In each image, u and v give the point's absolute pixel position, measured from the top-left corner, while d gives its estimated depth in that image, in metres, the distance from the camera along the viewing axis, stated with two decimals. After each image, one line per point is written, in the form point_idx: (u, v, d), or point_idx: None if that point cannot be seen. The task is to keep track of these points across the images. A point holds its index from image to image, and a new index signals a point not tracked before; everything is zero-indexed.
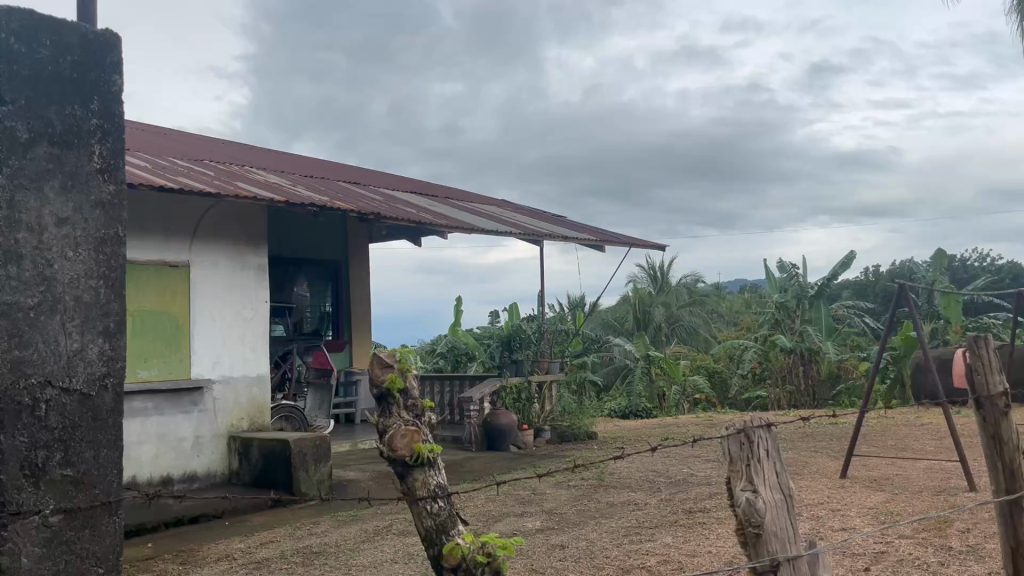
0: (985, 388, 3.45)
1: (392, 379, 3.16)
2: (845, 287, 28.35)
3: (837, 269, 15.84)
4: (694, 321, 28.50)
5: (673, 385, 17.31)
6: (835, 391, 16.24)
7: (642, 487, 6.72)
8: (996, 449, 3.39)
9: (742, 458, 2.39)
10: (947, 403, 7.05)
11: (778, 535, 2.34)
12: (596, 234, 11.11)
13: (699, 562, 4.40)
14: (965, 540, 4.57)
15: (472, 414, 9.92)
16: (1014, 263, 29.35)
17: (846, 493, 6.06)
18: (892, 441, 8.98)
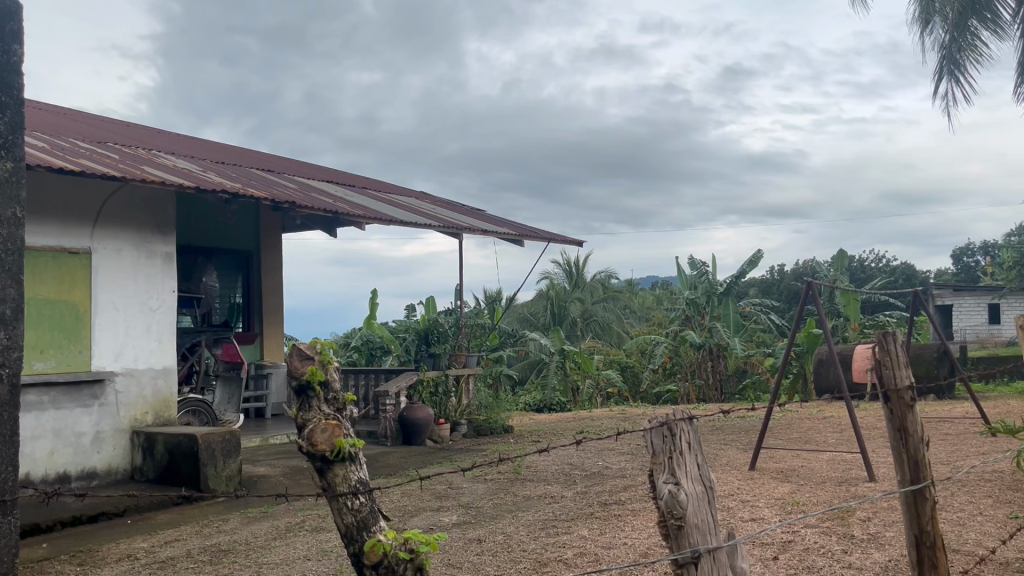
0: (892, 382, 3.48)
1: (312, 371, 3.08)
2: (752, 285, 29.32)
3: (745, 267, 16.32)
4: (607, 316, 28.97)
5: (586, 379, 17.52)
6: (742, 385, 16.74)
7: (558, 480, 6.76)
8: (902, 440, 3.42)
9: (664, 452, 2.41)
10: (849, 398, 7.31)
11: (699, 526, 2.36)
12: (515, 228, 11.11)
13: (615, 554, 4.43)
14: (867, 529, 4.75)
15: (388, 408, 9.80)
16: (907, 264, 30.94)
17: (755, 484, 6.25)
18: (796, 433, 9.31)
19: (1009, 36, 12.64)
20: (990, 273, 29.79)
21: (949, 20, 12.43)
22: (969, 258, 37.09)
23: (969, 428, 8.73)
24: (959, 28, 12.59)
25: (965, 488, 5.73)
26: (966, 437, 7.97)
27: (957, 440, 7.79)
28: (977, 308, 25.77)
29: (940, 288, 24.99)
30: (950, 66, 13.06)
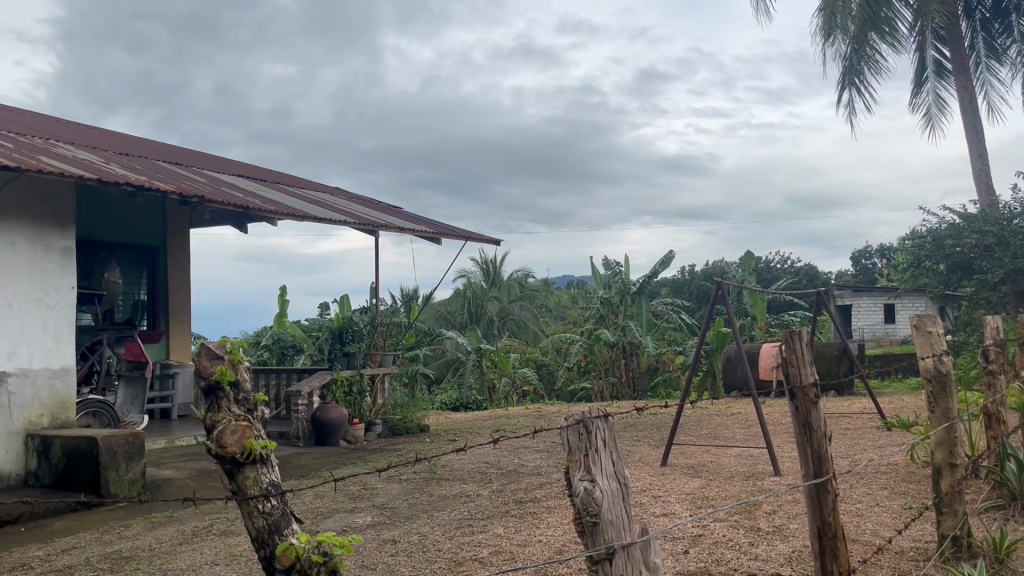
0: (798, 379, 3.47)
1: (221, 371, 2.98)
2: (665, 285, 30.00)
3: (658, 267, 16.67)
4: (524, 315, 29.15)
5: (503, 377, 17.59)
6: (654, 382, 17.08)
7: (474, 479, 6.76)
8: (806, 436, 3.38)
9: (580, 449, 2.43)
10: (756, 395, 7.52)
11: (613, 523, 2.38)
12: (432, 226, 11.03)
13: (530, 552, 4.45)
14: (772, 521, 4.92)
15: (300, 408, 9.61)
16: (809, 266, 32.19)
17: (667, 480, 6.40)
18: (706, 429, 9.55)
19: (905, 50, 13.29)
20: (886, 275, 31.26)
21: (850, 34, 13.01)
22: (867, 260, 38.83)
23: (867, 423, 9.14)
24: (859, 40, 13.19)
25: (863, 481, 5.99)
26: (864, 431, 8.33)
27: (854, 435, 8.14)
28: (874, 308, 27.01)
29: (840, 289, 26.07)
30: (851, 76, 13.74)
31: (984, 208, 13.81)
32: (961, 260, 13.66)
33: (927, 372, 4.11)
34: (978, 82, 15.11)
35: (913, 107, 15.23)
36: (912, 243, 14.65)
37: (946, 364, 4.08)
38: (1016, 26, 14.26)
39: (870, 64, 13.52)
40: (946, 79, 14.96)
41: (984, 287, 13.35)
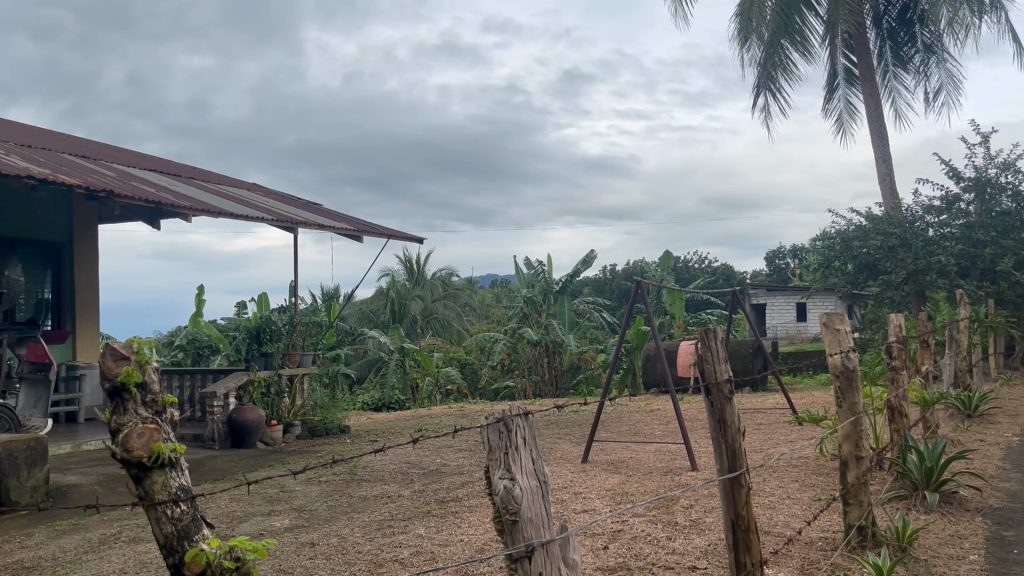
0: (713, 377, 3.36)
1: (128, 372, 2.87)
2: (587, 284, 30.40)
3: (580, 267, 16.86)
4: (447, 314, 29.09)
5: (426, 376, 17.46)
6: (575, 380, 17.28)
7: (396, 479, 6.69)
8: (720, 432, 3.32)
9: (500, 447, 2.40)
10: (675, 392, 7.66)
11: (533, 521, 2.38)
12: (354, 224, 10.87)
13: (452, 551, 4.44)
14: (689, 515, 5.02)
15: (215, 410, 9.38)
16: (725, 266, 33.10)
17: (587, 477, 6.46)
18: (627, 426, 9.71)
19: (815, 57, 13.76)
20: (798, 274, 32.32)
21: (764, 39, 13.36)
22: (781, 260, 40.05)
23: (779, 418, 9.44)
24: (773, 46, 13.56)
25: (776, 474, 6.18)
26: (776, 426, 8.59)
27: (768, 430, 8.38)
28: (787, 307, 27.87)
29: (754, 289, 26.83)
30: (766, 81, 14.12)
31: (889, 210, 14.41)
32: (867, 260, 14.21)
33: (835, 369, 4.26)
34: (886, 89, 15.74)
35: (825, 113, 15.79)
36: (822, 244, 15.17)
37: (853, 360, 4.24)
38: (920, 36, 14.96)
39: (783, 70, 13.92)
40: (855, 86, 15.56)
41: (888, 287, 13.92)
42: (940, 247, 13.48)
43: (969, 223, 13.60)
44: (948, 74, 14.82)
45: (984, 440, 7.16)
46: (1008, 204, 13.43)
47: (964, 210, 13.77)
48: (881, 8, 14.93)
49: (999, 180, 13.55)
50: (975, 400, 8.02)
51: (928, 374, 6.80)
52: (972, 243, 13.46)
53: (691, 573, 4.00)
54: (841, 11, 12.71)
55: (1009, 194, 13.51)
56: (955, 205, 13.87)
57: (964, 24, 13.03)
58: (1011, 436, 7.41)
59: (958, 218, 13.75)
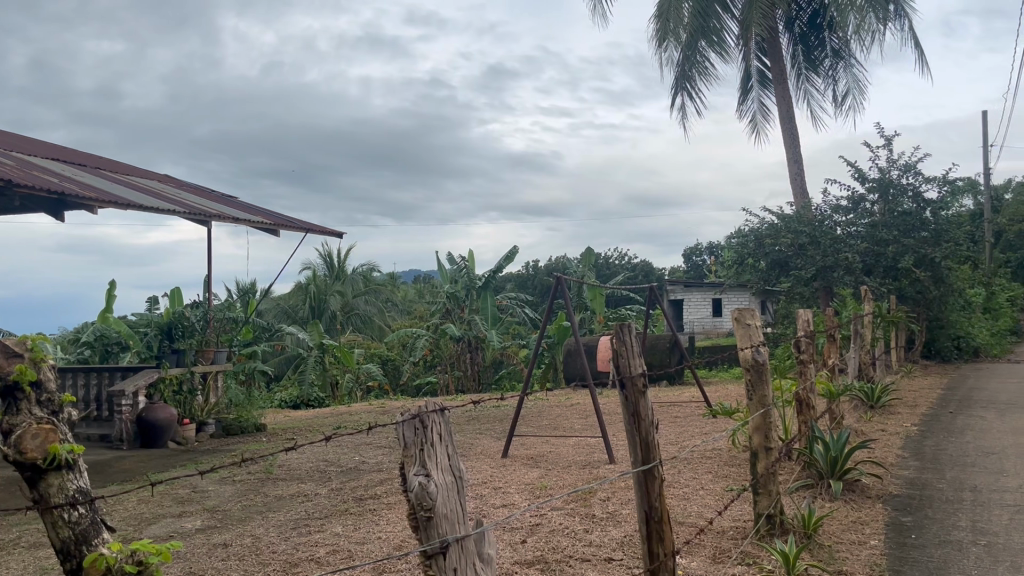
0: (627, 371, 3.37)
1: (21, 370, 2.73)
2: (509, 280, 30.58)
3: (503, 262, 16.91)
4: (368, 310, 28.83)
5: (346, 373, 17.43)
6: (498, 376, 17.38)
7: (312, 478, 6.59)
8: (636, 424, 3.34)
9: (415, 443, 2.38)
10: (593, 387, 7.76)
11: (448, 516, 2.36)
12: (270, 217, 10.64)
13: (369, 549, 4.40)
14: (606, 508, 5.10)
15: (123, 409, 9.08)
16: (644, 263, 33.76)
17: (507, 471, 6.49)
18: (547, 420, 9.80)
19: (731, 59, 14.11)
20: (714, 270, 33.17)
21: (682, 41, 13.63)
22: (698, 257, 41.01)
23: (694, 411, 9.66)
24: (690, 47, 13.85)
25: (690, 465, 6.33)
26: (691, 419, 8.80)
27: (683, 423, 8.58)
28: (703, 303, 28.54)
29: (672, 284, 27.39)
30: (683, 82, 14.42)
31: (799, 210, 14.91)
32: (779, 257, 14.65)
33: (746, 363, 4.42)
34: (797, 91, 16.28)
35: (740, 113, 16.21)
36: (737, 241, 15.51)
37: (762, 354, 4.41)
38: (829, 41, 15.53)
39: (700, 70, 14.23)
40: (768, 88, 16.05)
41: (798, 283, 14.40)
42: (847, 245, 14.00)
43: (873, 223, 14.20)
44: (854, 79, 15.43)
45: (885, 430, 7.48)
46: (909, 205, 14.01)
47: (869, 210, 14.37)
48: (792, 12, 15.43)
49: (900, 182, 14.11)
50: (877, 392, 8.36)
51: (834, 367, 7.06)
52: (876, 241, 14.03)
53: (607, 564, 4.07)
54: (755, 15, 13.07)
55: (910, 195, 14.09)
56: (860, 205, 14.45)
57: (870, 31, 13.55)
58: (910, 426, 7.76)
59: (863, 217, 14.38)
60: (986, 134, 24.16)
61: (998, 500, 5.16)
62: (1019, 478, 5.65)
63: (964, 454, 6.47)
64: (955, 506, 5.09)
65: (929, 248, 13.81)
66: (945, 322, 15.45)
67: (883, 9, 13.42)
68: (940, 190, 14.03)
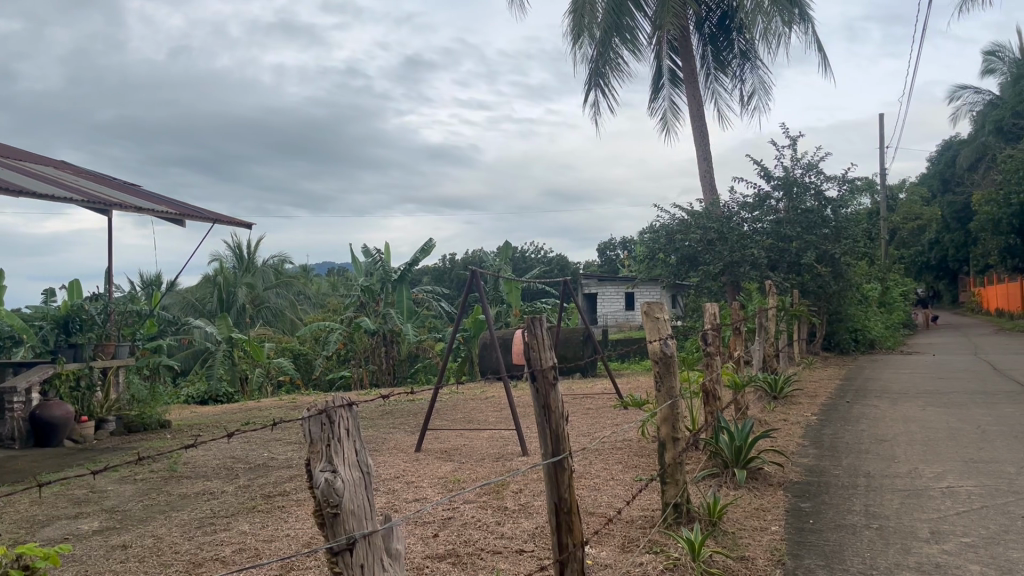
0: (538, 363, 3.38)
1: None
2: (425, 273, 30.46)
3: (419, 255, 16.80)
4: (279, 303, 28.23)
5: (256, 368, 17.00)
6: (413, 369, 17.26)
7: (218, 475, 6.41)
8: (545, 416, 3.35)
9: (322, 439, 2.32)
10: (507, 380, 7.79)
11: (355, 513, 2.33)
12: (176, 206, 10.28)
13: (276, 547, 4.31)
14: (519, 500, 5.14)
15: (15, 406, 8.63)
16: (560, 257, 34.12)
17: (420, 465, 6.45)
18: (462, 413, 9.79)
19: (643, 57, 14.32)
20: (628, 264, 33.79)
21: (596, 37, 13.80)
22: (612, 251, 41.65)
23: (606, 403, 9.81)
24: (604, 44, 14.03)
25: (601, 456, 6.43)
26: (603, 410, 8.95)
27: (595, 414, 8.71)
28: (617, 297, 29.01)
29: (586, 278, 27.76)
30: (597, 79, 14.61)
31: (708, 206, 15.26)
32: (690, 251, 14.84)
33: (655, 355, 4.55)
34: (707, 91, 16.68)
35: (651, 111, 16.50)
36: (648, 235, 15.68)
37: (670, 347, 4.54)
38: (737, 42, 15.97)
39: (614, 67, 14.43)
40: (678, 87, 16.37)
41: (706, 278, 14.80)
42: (753, 241, 14.46)
43: (778, 219, 14.64)
44: (760, 80, 15.91)
45: (787, 420, 7.77)
46: (811, 203, 14.55)
47: (774, 207, 14.82)
48: (703, 13, 15.77)
49: (803, 180, 14.67)
50: (780, 383, 8.67)
51: (739, 358, 7.28)
52: (780, 237, 14.53)
53: (519, 556, 4.10)
54: (667, 15, 13.29)
55: (812, 193, 14.64)
56: (766, 203, 14.90)
57: (776, 34, 13.97)
58: (810, 415, 8.08)
59: (769, 214, 14.78)
60: (882, 135, 25.31)
61: (889, 485, 5.43)
62: (909, 464, 5.97)
63: (859, 442, 6.78)
64: (850, 491, 5.33)
65: (829, 245, 14.44)
66: (844, 315, 16.13)
67: (789, 13, 13.85)
68: (840, 189, 14.65)
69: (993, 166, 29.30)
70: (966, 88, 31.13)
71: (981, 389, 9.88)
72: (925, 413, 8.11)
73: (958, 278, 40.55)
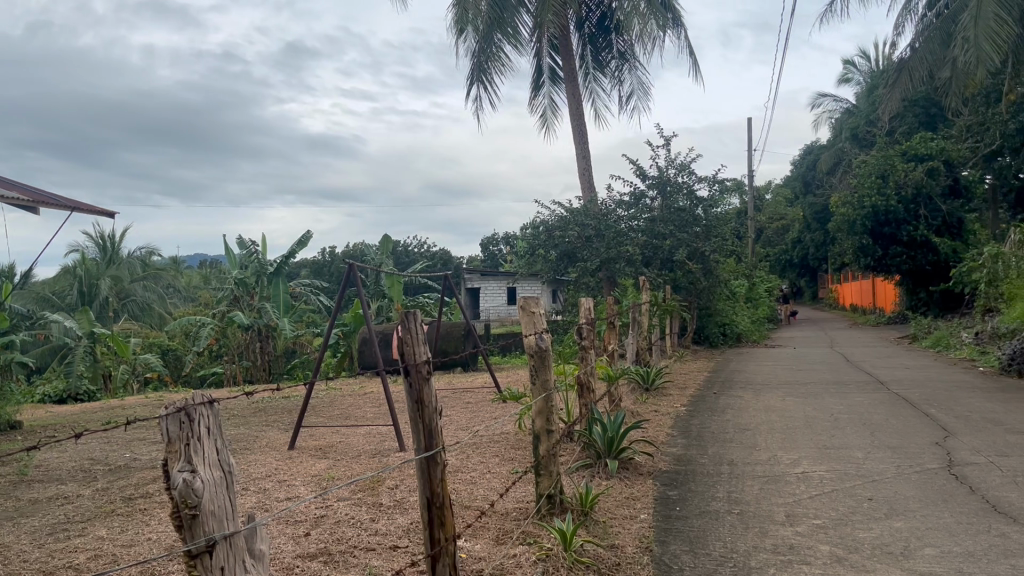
0: (412, 358, 3.35)
1: None
2: (303, 266, 29.81)
3: (296, 247, 16.38)
4: (146, 297, 26.98)
5: (120, 364, 16.15)
6: (290, 365, 16.97)
7: (74, 478, 6.05)
8: (418, 410, 3.33)
9: (181, 438, 2.22)
10: (384, 376, 7.70)
11: (215, 513, 2.25)
12: (29, 193, 9.61)
13: (136, 552, 4.12)
14: (394, 496, 5.09)
15: None
16: (442, 252, 34.10)
17: (294, 463, 6.30)
18: (337, 410, 9.61)
19: (525, 52, 14.43)
20: (509, 261, 34.06)
21: (479, 30, 13.81)
22: (494, 247, 41.89)
23: (484, 396, 9.86)
24: (487, 39, 14.07)
25: (478, 450, 6.46)
26: (481, 404, 9.00)
27: (474, 408, 8.75)
28: (498, 291, 29.20)
29: (468, 272, 27.85)
30: (479, 72, 14.67)
31: (587, 202, 15.55)
32: (568, 248, 15.19)
33: (530, 349, 4.61)
34: (585, 89, 16.98)
35: (531, 108, 16.67)
36: (529, 231, 15.86)
37: (545, 341, 4.62)
38: (616, 43, 16.35)
39: (496, 62, 14.49)
40: (558, 85, 16.62)
41: (585, 273, 15.10)
42: (628, 239, 14.87)
43: (652, 217, 15.10)
44: (638, 81, 16.34)
45: (657, 411, 8.05)
46: (684, 202, 15.11)
47: (649, 205, 15.30)
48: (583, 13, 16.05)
49: (676, 180, 15.19)
50: (652, 375, 8.98)
51: (613, 352, 7.47)
52: (654, 235, 15.02)
53: (392, 552, 4.06)
54: (547, 13, 13.44)
55: (685, 193, 15.20)
56: (641, 201, 15.35)
57: (651, 37, 14.39)
58: (679, 406, 8.40)
59: (644, 212, 15.27)
60: (750, 138, 26.50)
61: (750, 472, 5.71)
62: (769, 451, 6.30)
63: (724, 431, 7.09)
64: (715, 478, 5.57)
65: (699, 243, 15.03)
66: (713, 310, 16.84)
67: (663, 17, 14.27)
68: (710, 189, 15.26)
69: (848, 170, 31.26)
70: (826, 96, 33.03)
71: (834, 379, 10.53)
72: (785, 402, 8.58)
73: (817, 275, 43.02)
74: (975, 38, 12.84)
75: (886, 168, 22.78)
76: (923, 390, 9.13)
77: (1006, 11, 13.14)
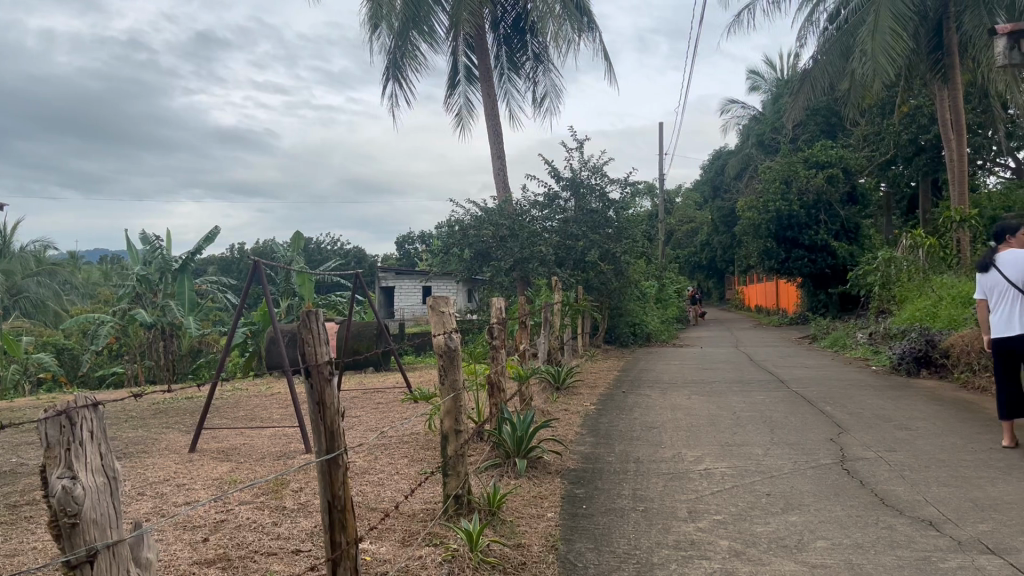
0: (314, 358, 3.28)
1: None
2: (211, 263, 29.00)
3: (202, 243, 15.87)
4: (40, 294, 25.71)
5: (11, 364, 15.35)
6: (195, 364, 16.45)
7: None
8: (319, 412, 3.25)
9: (60, 444, 2.11)
10: (290, 376, 7.52)
11: (97, 521, 2.15)
12: None
13: (20, 562, 3.90)
14: (298, 499, 4.98)
15: None
16: (356, 249, 33.69)
17: (194, 466, 6.11)
18: (242, 411, 9.37)
19: (440, 50, 14.36)
20: (424, 260, 33.87)
21: (394, 27, 13.66)
22: (410, 245, 41.62)
23: (394, 396, 9.77)
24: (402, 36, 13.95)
25: (387, 450, 6.39)
26: (391, 404, 8.91)
27: (383, 408, 8.67)
28: (413, 290, 29.02)
29: (383, 271, 27.60)
30: (394, 69, 14.56)
31: (501, 202, 15.58)
32: (481, 247, 15.18)
33: (439, 349, 4.57)
34: (500, 89, 17.02)
35: (447, 107, 16.61)
36: (443, 230, 15.79)
37: (454, 341, 4.59)
38: (530, 44, 16.44)
39: (411, 59, 14.38)
40: (473, 84, 16.60)
41: (498, 273, 15.12)
42: (541, 239, 14.99)
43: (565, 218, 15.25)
44: (552, 82, 16.48)
45: (567, 410, 8.12)
46: (596, 204, 15.33)
47: (562, 206, 15.43)
48: (498, 13, 16.09)
49: (589, 182, 15.37)
50: (562, 374, 9.07)
51: (524, 351, 7.51)
52: (567, 236, 15.17)
53: (295, 556, 3.98)
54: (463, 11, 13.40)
55: (597, 195, 15.41)
56: (555, 202, 15.46)
57: (566, 40, 14.52)
58: (588, 405, 8.50)
59: (558, 212, 15.40)
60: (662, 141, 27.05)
61: (655, 469, 5.82)
62: (673, 449, 6.43)
63: (631, 429, 7.21)
64: (620, 476, 5.66)
65: (611, 244, 15.25)
66: (624, 310, 17.11)
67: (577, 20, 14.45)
68: (622, 192, 15.51)
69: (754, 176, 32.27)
70: (735, 102, 33.95)
71: (737, 377, 10.85)
72: (690, 401, 8.79)
73: (724, 277, 44.32)
74: (873, 52, 13.42)
75: (789, 174, 23.58)
76: (820, 388, 9.49)
77: (900, 26, 13.78)
